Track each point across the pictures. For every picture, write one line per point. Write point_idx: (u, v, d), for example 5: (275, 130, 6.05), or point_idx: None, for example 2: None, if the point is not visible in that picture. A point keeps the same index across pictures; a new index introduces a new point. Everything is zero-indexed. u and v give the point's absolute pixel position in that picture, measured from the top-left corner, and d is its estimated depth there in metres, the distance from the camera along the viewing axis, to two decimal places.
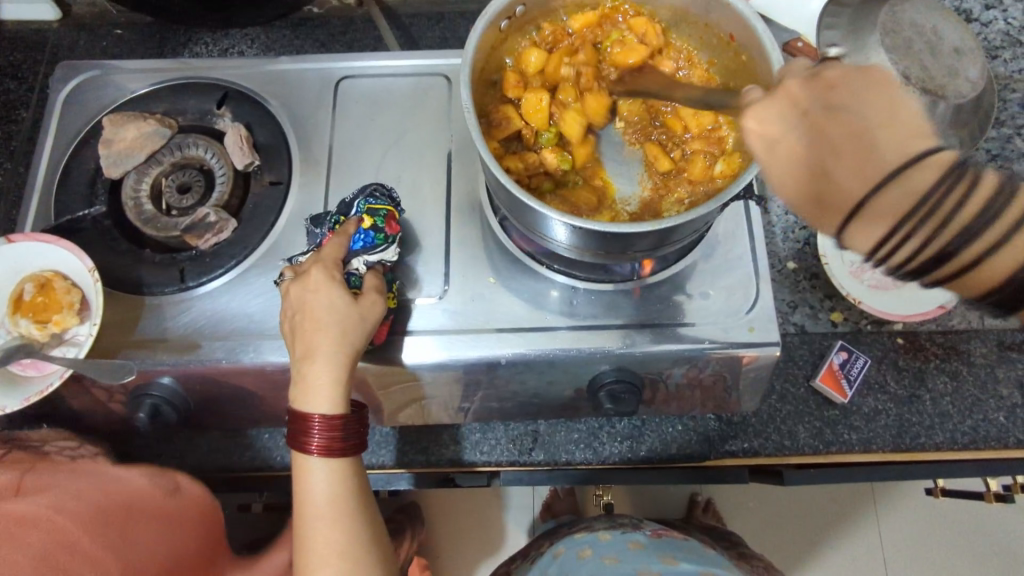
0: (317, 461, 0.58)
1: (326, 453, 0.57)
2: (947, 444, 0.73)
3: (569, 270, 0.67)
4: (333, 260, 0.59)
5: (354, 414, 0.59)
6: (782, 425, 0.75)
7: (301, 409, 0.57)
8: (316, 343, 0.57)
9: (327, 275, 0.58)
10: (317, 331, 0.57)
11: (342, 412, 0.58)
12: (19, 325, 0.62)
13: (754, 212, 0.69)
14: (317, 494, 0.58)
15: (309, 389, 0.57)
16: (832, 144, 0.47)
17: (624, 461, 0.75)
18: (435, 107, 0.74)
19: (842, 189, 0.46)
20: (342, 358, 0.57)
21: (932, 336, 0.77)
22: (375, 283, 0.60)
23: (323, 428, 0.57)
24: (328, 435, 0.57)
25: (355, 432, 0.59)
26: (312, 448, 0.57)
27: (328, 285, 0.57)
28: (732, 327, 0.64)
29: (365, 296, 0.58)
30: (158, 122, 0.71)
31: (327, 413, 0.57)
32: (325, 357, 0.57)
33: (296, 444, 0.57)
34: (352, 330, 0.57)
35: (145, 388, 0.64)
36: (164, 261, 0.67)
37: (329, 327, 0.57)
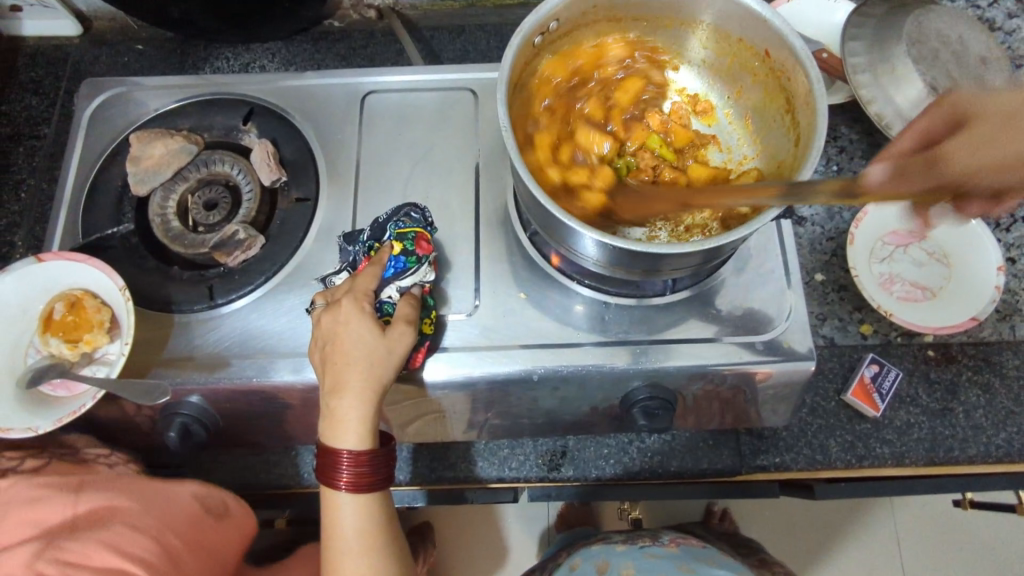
0: (345, 496, 0.57)
1: (354, 489, 0.57)
2: (981, 458, 0.73)
3: (598, 285, 0.66)
4: (363, 291, 0.58)
5: (382, 448, 0.58)
6: (813, 439, 0.74)
7: (330, 445, 0.57)
8: (343, 380, 0.56)
9: (356, 307, 0.57)
10: (345, 366, 0.56)
11: (370, 447, 0.57)
12: (49, 345, 0.61)
13: (786, 227, 0.68)
14: (345, 529, 0.58)
15: (337, 424, 0.56)
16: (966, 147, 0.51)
17: (652, 476, 0.75)
18: (461, 121, 0.74)
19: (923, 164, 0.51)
20: (370, 394, 0.56)
21: (963, 347, 0.77)
22: (406, 311, 0.58)
23: (350, 463, 0.56)
24: (355, 470, 0.56)
25: (383, 466, 0.58)
26: (341, 483, 0.57)
27: (358, 319, 0.56)
28: (766, 341, 0.64)
29: (394, 329, 0.57)
30: (185, 139, 0.71)
31: (353, 449, 0.56)
32: (353, 392, 0.56)
33: (326, 479, 0.57)
34: (378, 365, 0.56)
35: (175, 407, 0.63)
36: (192, 278, 0.67)
37: (355, 364, 0.56)
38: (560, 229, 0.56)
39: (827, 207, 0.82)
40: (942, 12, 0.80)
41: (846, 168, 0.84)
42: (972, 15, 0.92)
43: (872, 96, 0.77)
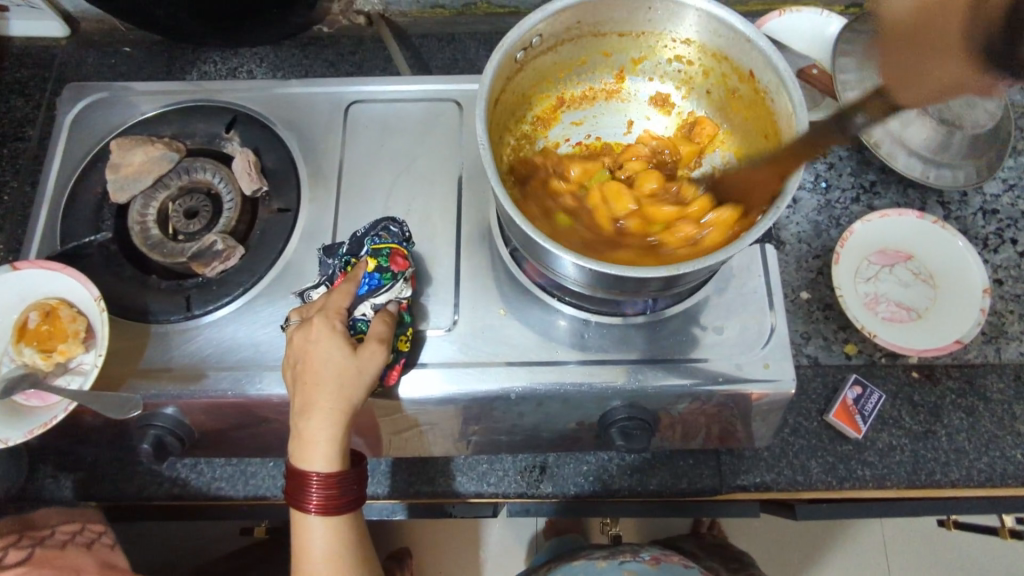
0: (315, 518, 0.57)
1: (324, 510, 0.57)
2: (962, 482, 0.72)
3: (578, 302, 0.66)
4: (336, 308, 0.57)
5: (352, 468, 0.58)
6: (795, 460, 0.73)
7: (299, 465, 0.56)
8: (313, 400, 0.55)
9: (328, 325, 0.56)
10: (316, 385, 0.55)
11: (340, 468, 0.57)
12: (23, 354, 0.60)
13: (769, 249, 0.68)
14: (313, 550, 0.57)
15: (306, 445, 0.56)
16: None
17: (633, 494, 0.74)
18: (446, 133, 0.73)
19: None
20: (340, 415, 0.56)
21: (948, 369, 0.76)
22: (380, 330, 0.57)
23: (319, 485, 0.56)
24: (324, 492, 0.56)
25: (354, 487, 0.58)
26: (310, 505, 0.56)
27: (330, 337, 0.56)
28: (746, 363, 0.63)
29: (365, 347, 0.56)
30: (166, 146, 0.71)
31: (323, 470, 0.56)
32: (322, 413, 0.55)
33: (294, 501, 0.57)
34: (350, 385, 0.56)
35: (148, 418, 0.63)
36: (170, 288, 0.66)
37: (325, 383, 0.55)
38: (536, 248, 0.55)
39: (814, 225, 0.82)
40: None
41: (835, 185, 0.83)
42: None
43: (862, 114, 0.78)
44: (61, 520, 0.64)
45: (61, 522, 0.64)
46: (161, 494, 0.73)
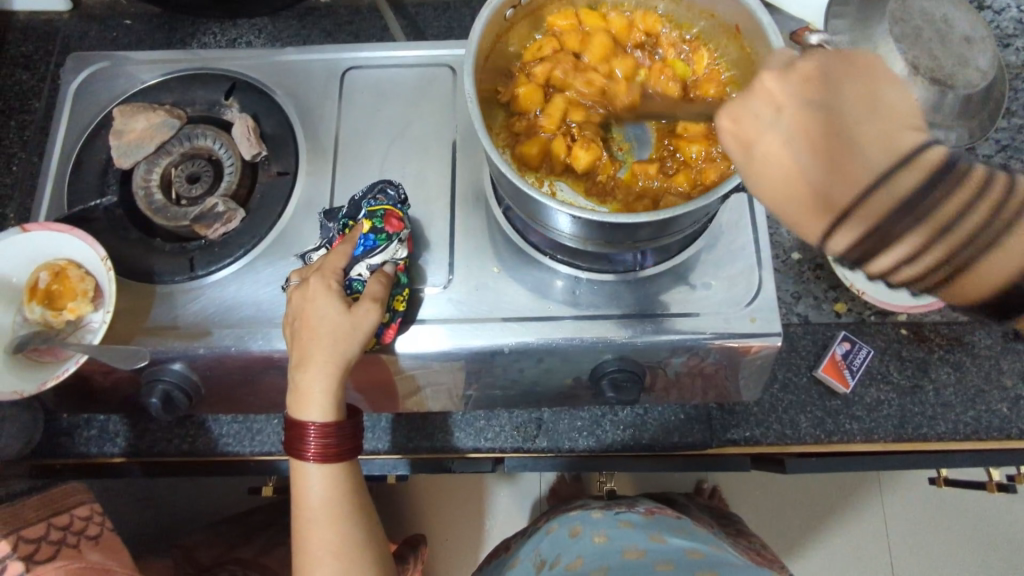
0: (312, 467, 0.60)
1: (322, 459, 0.59)
2: (949, 434, 0.74)
3: (570, 260, 0.68)
4: (333, 269, 0.59)
5: (348, 420, 0.60)
6: (784, 414, 0.75)
7: (298, 417, 0.58)
8: (310, 353, 0.57)
9: (324, 284, 0.59)
10: (313, 340, 0.57)
11: (336, 419, 0.59)
12: (35, 312, 0.63)
13: (757, 204, 0.69)
14: (312, 497, 0.60)
15: (303, 397, 0.58)
16: (803, 135, 0.42)
17: (626, 449, 0.76)
18: (440, 96, 0.74)
19: (822, 184, 0.41)
20: (337, 368, 0.58)
21: (936, 326, 0.78)
22: (375, 288, 0.59)
23: (317, 435, 0.58)
24: (322, 441, 0.58)
25: (349, 438, 0.60)
26: (307, 454, 0.59)
27: (326, 295, 0.58)
28: (734, 318, 0.65)
29: (360, 305, 0.57)
30: (167, 113, 0.72)
31: (319, 421, 0.58)
32: (318, 367, 0.57)
33: (293, 450, 0.59)
34: (345, 339, 0.57)
35: (156, 373, 0.65)
36: (174, 250, 0.68)
37: (322, 338, 0.57)
38: (527, 203, 0.56)
39: None
40: None
41: None
42: None
43: None
44: (77, 501, 0.70)
45: (75, 504, 0.70)
46: (172, 451, 0.76)
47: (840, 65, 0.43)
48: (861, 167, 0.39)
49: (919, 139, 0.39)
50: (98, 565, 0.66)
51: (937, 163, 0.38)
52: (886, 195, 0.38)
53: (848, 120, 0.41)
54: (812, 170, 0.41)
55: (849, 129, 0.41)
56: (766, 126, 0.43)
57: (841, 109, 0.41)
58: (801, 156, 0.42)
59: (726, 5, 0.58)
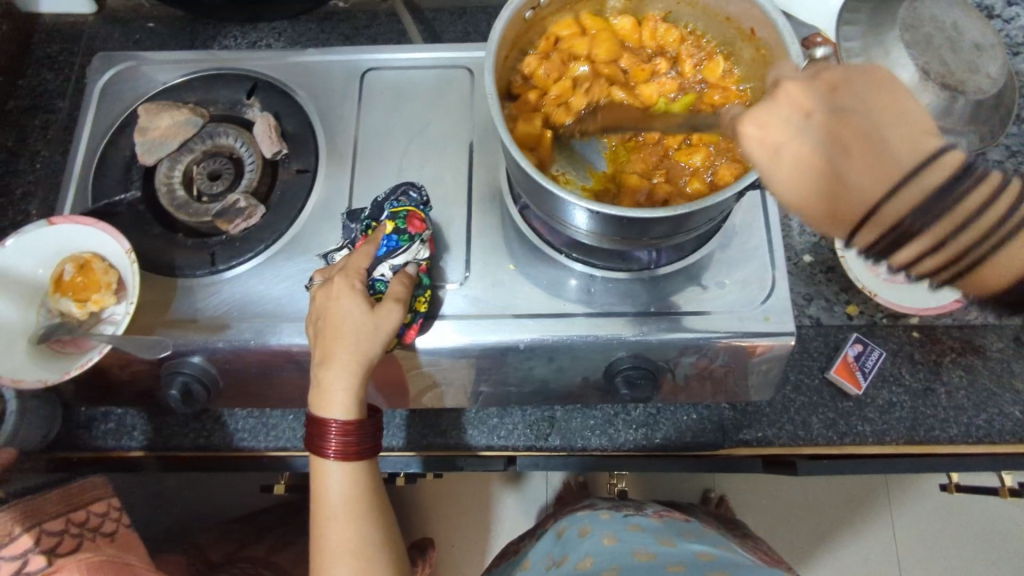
0: (334, 464, 0.60)
1: (343, 457, 0.60)
2: (961, 437, 0.74)
3: (586, 258, 0.68)
4: (356, 268, 0.60)
5: (369, 419, 0.61)
6: (796, 415, 0.75)
7: (320, 414, 0.59)
8: (333, 352, 0.58)
9: (348, 283, 0.59)
10: (335, 339, 0.58)
11: (357, 417, 0.60)
12: (60, 304, 0.64)
13: (771, 205, 0.70)
14: (332, 495, 0.61)
15: (325, 396, 0.58)
16: (832, 146, 0.46)
17: (638, 448, 0.77)
18: (458, 98, 0.76)
19: (849, 184, 0.45)
20: (358, 367, 0.58)
21: (948, 330, 0.78)
22: (397, 290, 0.59)
23: (339, 433, 0.59)
24: (343, 440, 0.59)
25: (371, 436, 0.61)
26: (329, 451, 0.59)
27: (349, 294, 0.59)
28: (748, 317, 0.66)
29: (382, 305, 0.58)
30: (190, 112, 0.74)
31: (341, 419, 0.59)
32: (340, 365, 0.58)
33: (315, 447, 0.60)
34: (367, 339, 0.58)
35: (176, 365, 0.66)
36: (195, 245, 0.70)
37: (344, 336, 0.58)
38: (546, 198, 0.57)
39: None
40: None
41: None
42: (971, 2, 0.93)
43: None
44: (94, 497, 0.70)
45: (92, 500, 0.70)
46: (188, 445, 0.76)
47: (860, 75, 0.47)
48: (891, 168, 0.44)
49: (938, 145, 0.44)
50: (118, 557, 0.65)
51: (957, 163, 0.43)
52: (909, 197, 0.43)
53: (897, 119, 0.45)
54: (847, 171, 0.45)
55: (883, 129, 0.45)
56: (790, 132, 0.47)
57: (875, 117, 0.45)
58: (852, 172, 0.45)
59: (741, 9, 0.59)
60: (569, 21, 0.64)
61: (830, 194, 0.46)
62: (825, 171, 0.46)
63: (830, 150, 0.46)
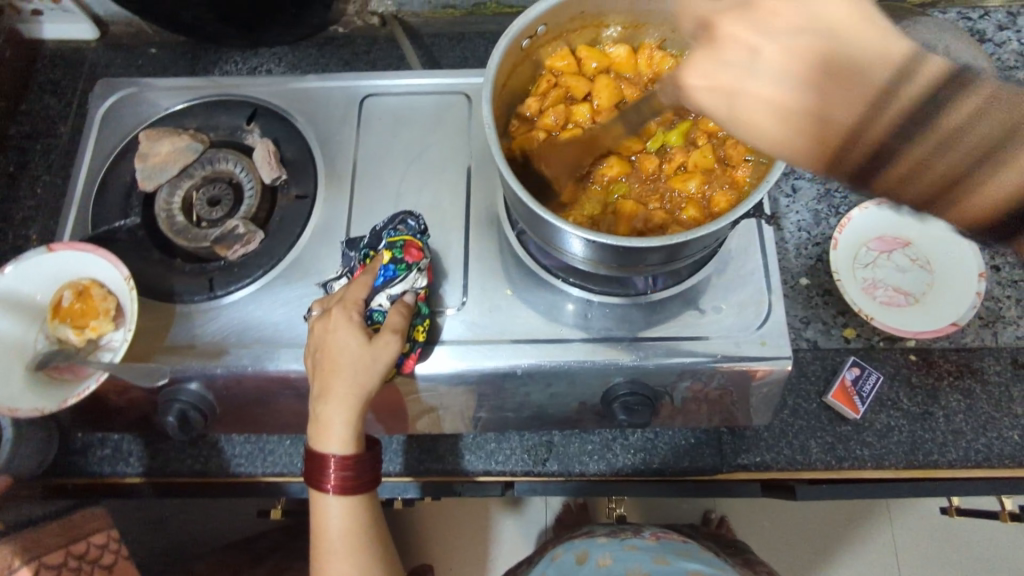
0: (332, 499, 0.60)
1: (341, 491, 0.59)
2: (960, 461, 0.74)
3: (583, 283, 0.69)
4: (354, 299, 0.60)
5: (367, 453, 0.61)
6: (794, 440, 0.75)
7: (318, 448, 0.59)
8: (331, 386, 0.58)
9: (345, 314, 0.59)
10: (333, 371, 0.58)
11: (356, 450, 0.59)
12: (58, 331, 0.64)
13: (767, 230, 0.71)
14: (331, 528, 0.60)
15: (323, 429, 0.58)
16: (785, 69, 0.47)
17: (636, 472, 0.76)
18: (456, 123, 0.76)
19: (829, 121, 0.45)
20: (356, 401, 0.58)
21: (945, 353, 0.78)
22: (394, 320, 0.59)
23: (337, 467, 0.59)
24: (341, 474, 0.59)
25: (369, 469, 0.61)
26: (327, 486, 0.59)
27: (347, 326, 0.59)
28: (745, 341, 0.66)
29: (380, 336, 0.58)
30: (191, 138, 0.74)
31: (339, 453, 0.59)
32: (338, 399, 0.58)
33: (313, 482, 0.60)
34: (364, 372, 0.58)
35: (173, 392, 0.66)
36: (194, 271, 0.70)
37: (342, 369, 0.58)
38: (542, 226, 0.58)
39: (814, 214, 0.84)
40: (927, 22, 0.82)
41: None
42: (962, 26, 0.95)
43: None
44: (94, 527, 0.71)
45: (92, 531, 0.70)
46: (185, 471, 0.76)
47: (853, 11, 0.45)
48: (848, 111, 0.44)
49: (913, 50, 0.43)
50: None
51: (943, 71, 0.41)
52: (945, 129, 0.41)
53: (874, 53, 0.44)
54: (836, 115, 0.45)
55: (846, 47, 0.44)
56: (780, 82, 0.47)
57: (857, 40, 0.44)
58: (837, 110, 0.44)
59: None
60: (565, 52, 0.65)
61: (824, 141, 0.45)
62: (816, 121, 0.45)
63: (826, 88, 0.45)
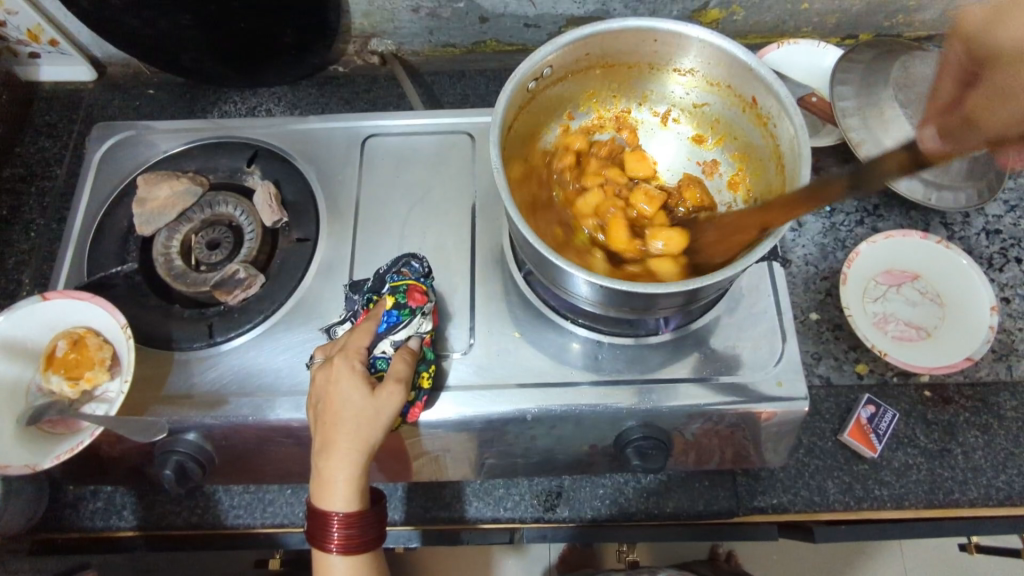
0: (336, 558, 0.57)
1: (345, 551, 0.57)
2: (981, 500, 0.72)
3: (591, 324, 0.67)
4: (356, 347, 0.58)
5: (372, 508, 0.58)
6: (811, 480, 0.73)
7: (320, 505, 0.56)
8: (333, 441, 0.56)
9: (348, 364, 0.57)
10: (335, 426, 0.56)
11: (359, 508, 0.57)
12: (50, 382, 0.62)
13: (777, 267, 0.69)
14: None
15: (325, 486, 0.56)
16: None
17: (649, 517, 0.74)
18: (460, 162, 0.76)
19: None
20: (358, 457, 0.56)
21: (960, 388, 0.77)
22: (399, 368, 0.58)
23: (340, 525, 0.56)
24: (345, 532, 0.56)
25: (373, 527, 0.58)
26: (331, 546, 0.56)
27: (350, 377, 0.57)
28: (760, 381, 0.64)
29: (384, 387, 0.56)
30: (190, 181, 0.73)
31: (342, 510, 0.56)
32: (341, 455, 0.56)
33: (315, 542, 0.57)
34: (367, 426, 0.56)
35: (170, 444, 0.63)
36: (192, 317, 0.68)
37: (344, 423, 0.56)
38: (550, 268, 0.56)
39: (820, 247, 0.83)
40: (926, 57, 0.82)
41: (838, 209, 0.86)
42: None
43: (861, 139, 0.79)
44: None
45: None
46: (180, 523, 0.74)
47: None
48: None
49: None
50: None
51: None
52: None
53: None
54: None
55: None
56: None
57: None
58: None
59: (742, 81, 0.59)
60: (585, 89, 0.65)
61: None
62: None
63: None
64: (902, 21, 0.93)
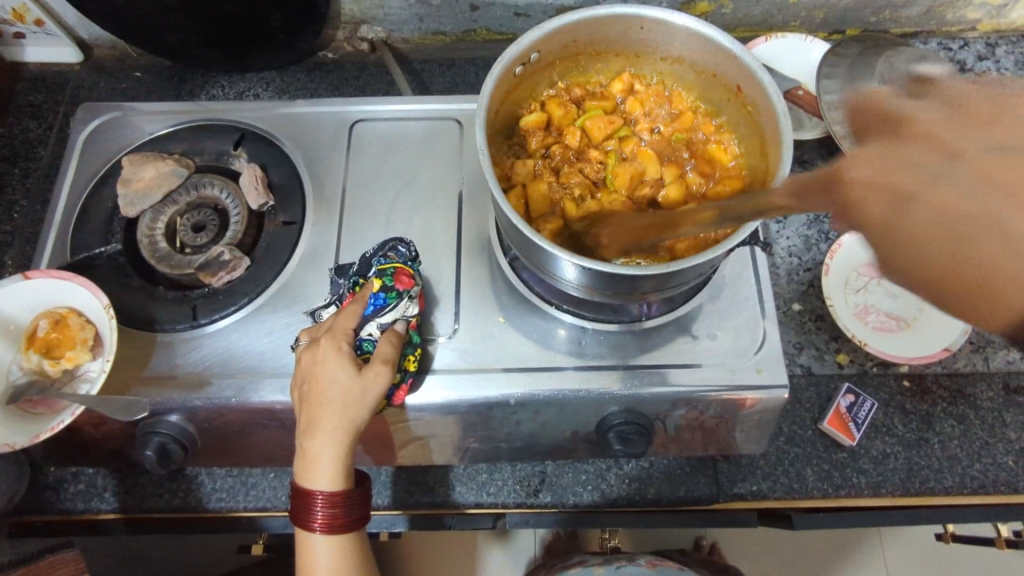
0: (320, 537, 0.58)
1: (328, 530, 0.57)
2: (956, 489, 0.73)
3: (576, 310, 0.67)
4: (343, 330, 0.59)
5: (357, 489, 0.58)
6: (790, 468, 0.74)
7: (305, 485, 0.57)
8: (319, 419, 0.56)
9: (334, 346, 0.57)
10: (321, 406, 0.56)
11: (344, 488, 0.57)
12: (31, 361, 0.62)
13: (760, 256, 0.70)
14: (318, 569, 0.58)
15: (310, 466, 0.56)
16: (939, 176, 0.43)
17: (630, 503, 0.75)
18: (447, 149, 0.76)
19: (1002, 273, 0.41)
20: (343, 437, 0.56)
21: (938, 378, 0.78)
22: (385, 350, 0.58)
23: (324, 505, 0.56)
24: (329, 511, 0.56)
25: (357, 508, 0.58)
26: (315, 525, 0.57)
27: (336, 358, 0.57)
28: (741, 368, 0.65)
29: (371, 368, 0.57)
30: (176, 163, 0.73)
31: (326, 490, 0.56)
32: (326, 435, 0.56)
33: (300, 520, 0.57)
34: (353, 406, 0.56)
35: (152, 425, 0.63)
36: (176, 299, 0.68)
37: (330, 403, 0.56)
38: (536, 251, 0.57)
39: (804, 239, 0.84)
40: (911, 53, 0.83)
41: None
42: (943, 56, 0.97)
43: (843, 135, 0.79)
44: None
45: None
46: (162, 506, 0.74)
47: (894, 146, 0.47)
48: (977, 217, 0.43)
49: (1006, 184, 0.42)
50: None
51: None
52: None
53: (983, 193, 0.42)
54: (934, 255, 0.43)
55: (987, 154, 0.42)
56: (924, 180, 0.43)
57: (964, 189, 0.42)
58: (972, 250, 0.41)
59: (726, 68, 0.60)
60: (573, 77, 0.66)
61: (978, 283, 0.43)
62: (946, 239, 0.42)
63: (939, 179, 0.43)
64: (888, 18, 0.94)
